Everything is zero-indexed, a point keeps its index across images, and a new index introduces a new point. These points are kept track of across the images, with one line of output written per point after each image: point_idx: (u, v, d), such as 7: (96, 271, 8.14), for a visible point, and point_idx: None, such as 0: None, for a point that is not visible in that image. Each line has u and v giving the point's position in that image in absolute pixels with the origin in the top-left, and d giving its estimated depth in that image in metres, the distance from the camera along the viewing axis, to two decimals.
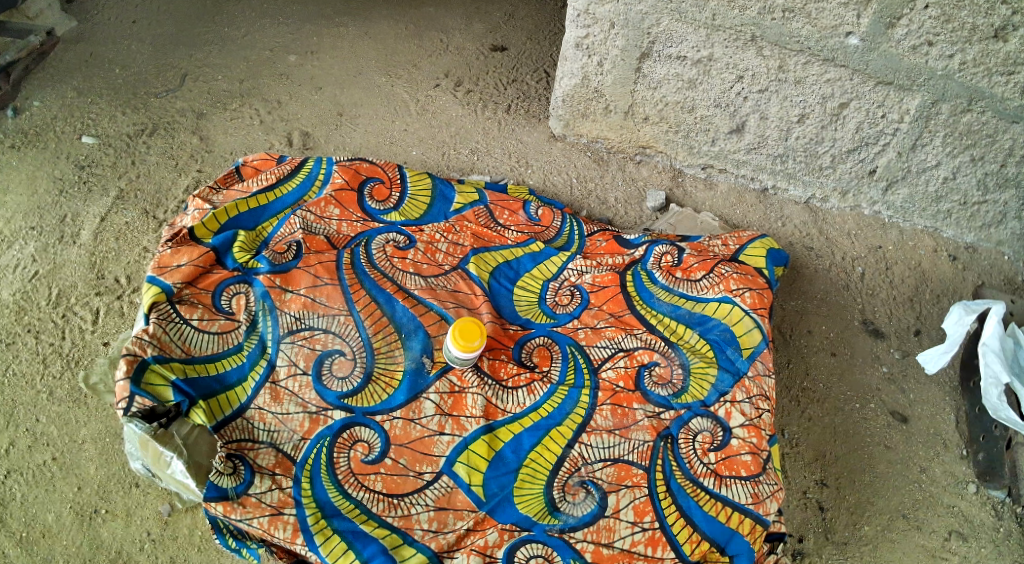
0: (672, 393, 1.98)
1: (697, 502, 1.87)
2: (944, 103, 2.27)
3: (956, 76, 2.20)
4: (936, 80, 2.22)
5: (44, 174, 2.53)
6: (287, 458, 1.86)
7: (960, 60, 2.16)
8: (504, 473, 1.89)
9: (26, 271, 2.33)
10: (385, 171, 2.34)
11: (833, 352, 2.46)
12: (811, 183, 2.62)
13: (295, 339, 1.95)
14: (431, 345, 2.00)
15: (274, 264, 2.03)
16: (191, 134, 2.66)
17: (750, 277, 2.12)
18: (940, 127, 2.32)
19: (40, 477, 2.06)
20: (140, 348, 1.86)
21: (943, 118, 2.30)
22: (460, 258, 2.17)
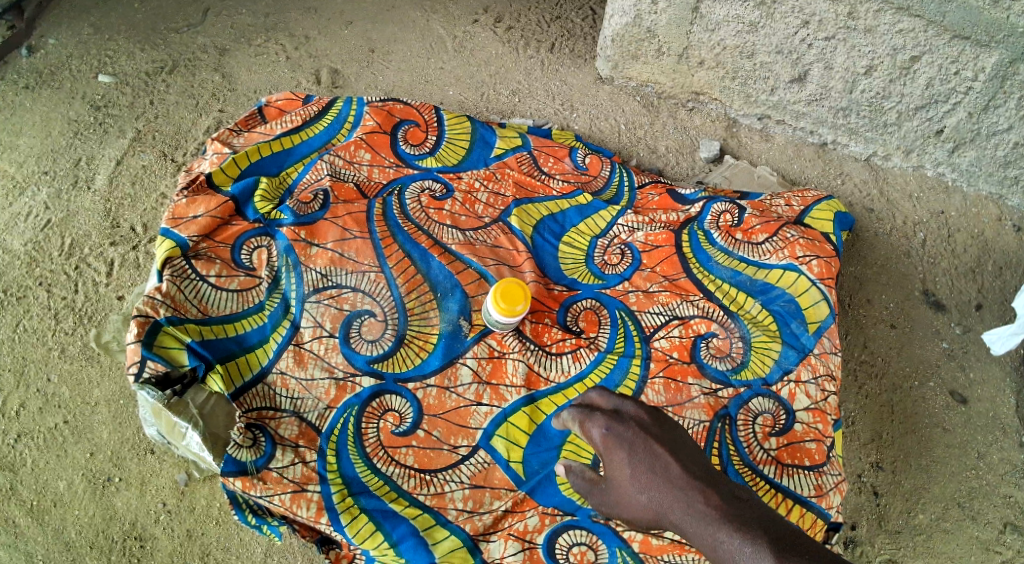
0: (731, 368, 1.81)
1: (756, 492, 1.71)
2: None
3: None
4: (1017, 37, 2.03)
5: (59, 115, 2.38)
6: (312, 429, 1.75)
7: None
8: (545, 449, 1.77)
9: (38, 219, 2.21)
10: (420, 113, 2.17)
11: (892, 324, 2.31)
12: (874, 140, 2.44)
13: (321, 298, 1.82)
14: (469, 306, 1.86)
15: (299, 215, 1.88)
16: (213, 71, 2.50)
17: (817, 243, 1.94)
18: (1017, 88, 2.13)
19: (50, 442, 1.96)
20: (153, 309, 1.73)
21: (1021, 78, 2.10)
22: (501, 210, 2.02)
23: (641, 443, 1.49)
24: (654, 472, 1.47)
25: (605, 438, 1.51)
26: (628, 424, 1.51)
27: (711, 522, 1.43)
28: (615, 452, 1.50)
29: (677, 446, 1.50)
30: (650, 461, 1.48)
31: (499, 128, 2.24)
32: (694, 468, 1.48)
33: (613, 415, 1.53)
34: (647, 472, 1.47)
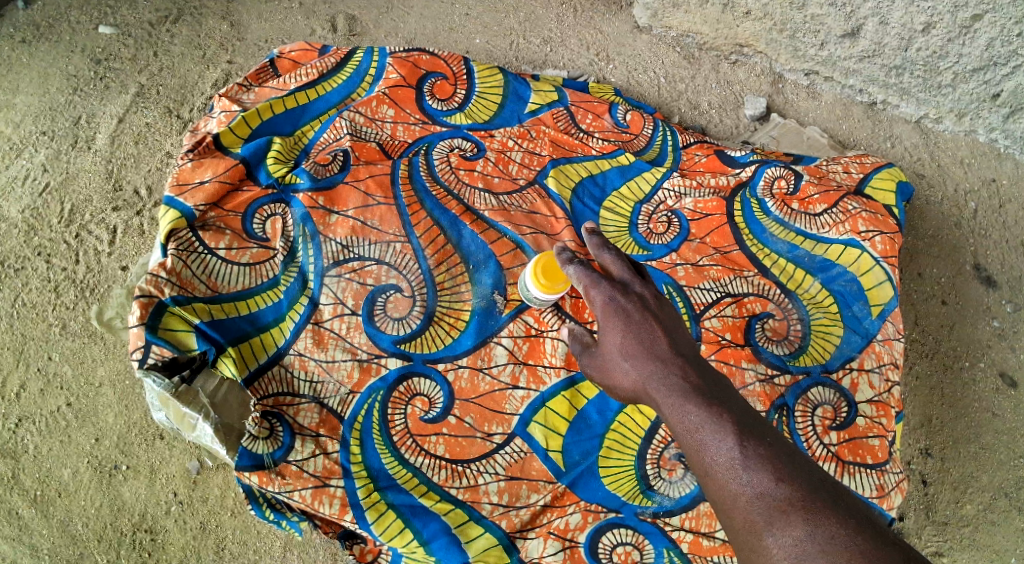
0: (788, 354, 1.68)
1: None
2: None
3: None
4: None
5: (57, 70, 2.20)
6: (333, 417, 1.62)
7: None
8: (587, 438, 1.66)
9: (36, 183, 2.06)
10: (448, 64, 2.01)
11: (942, 300, 2.17)
12: (926, 101, 2.27)
13: (341, 272, 1.69)
14: (503, 280, 1.73)
15: (316, 179, 1.74)
16: (221, 19, 2.31)
17: (881, 217, 1.79)
18: None
19: (53, 427, 1.86)
20: (157, 288, 1.60)
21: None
22: (537, 171, 1.88)
23: (637, 312, 1.41)
24: (643, 343, 1.39)
25: (604, 306, 1.43)
26: (632, 296, 1.43)
27: (682, 395, 1.33)
28: (610, 320, 1.42)
29: (674, 324, 1.41)
30: (641, 334, 1.39)
31: (532, 81, 2.09)
32: (683, 348, 1.39)
33: (618, 286, 1.44)
34: (636, 342, 1.39)
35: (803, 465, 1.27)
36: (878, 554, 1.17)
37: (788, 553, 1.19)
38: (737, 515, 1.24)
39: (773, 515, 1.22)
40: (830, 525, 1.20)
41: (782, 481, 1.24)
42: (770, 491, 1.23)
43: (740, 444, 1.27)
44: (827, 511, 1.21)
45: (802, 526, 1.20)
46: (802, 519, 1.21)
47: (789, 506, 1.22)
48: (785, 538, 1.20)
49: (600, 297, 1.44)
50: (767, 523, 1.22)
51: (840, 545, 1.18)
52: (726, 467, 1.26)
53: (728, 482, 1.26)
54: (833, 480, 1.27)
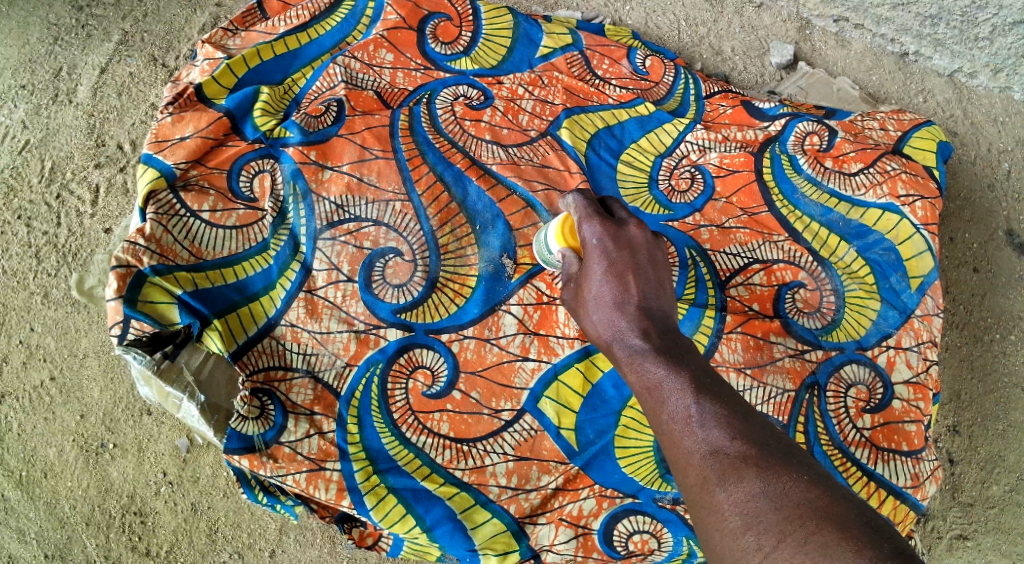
0: (821, 328, 1.57)
1: (847, 479, 1.51)
2: None
3: None
4: None
5: (37, 19, 2.04)
6: (329, 392, 1.52)
7: None
8: (602, 416, 1.55)
9: (15, 141, 1.94)
10: (453, 4, 1.86)
11: (974, 268, 2.06)
12: (961, 54, 2.12)
13: (336, 235, 1.58)
14: (512, 242, 1.62)
15: (307, 132, 1.62)
16: None
17: (921, 179, 1.67)
18: None
19: (36, 403, 1.77)
20: (135, 258, 1.47)
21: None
22: (550, 121, 1.75)
23: (623, 263, 1.32)
24: (616, 295, 1.31)
25: (592, 244, 1.34)
26: (621, 244, 1.34)
27: (643, 355, 1.25)
28: (591, 264, 1.34)
29: (655, 286, 1.33)
30: (617, 285, 1.31)
31: (545, 22, 1.93)
32: (654, 308, 1.30)
33: (612, 226, 1.35)
34: (610, 293, 1.31)
35: (762, 424, 1.18)
36: (832, 508, 1.08)
37: (740, 508, 1.10)
38: (690, 474, 1.15)
39: (726, 471, 1.13)
40: (784, 481, 1.11)
41: (738, 438, 1.15)
42: (725, 448, 1.14)
43: (697, 402, 1.18)
44: (781, 467, 1.12)
45: (754, 480, 1.11)
46: (755, 475, 1.12)
47: (742, 462, 1.13)
48: (738, 493, 1.11)
49: (591, 234, 1.35)
50: (720, 478, 1.13)
51: (792, 501, 1.09)
52: (681, 423, 1.18)
53: (682, 438, 1.17)
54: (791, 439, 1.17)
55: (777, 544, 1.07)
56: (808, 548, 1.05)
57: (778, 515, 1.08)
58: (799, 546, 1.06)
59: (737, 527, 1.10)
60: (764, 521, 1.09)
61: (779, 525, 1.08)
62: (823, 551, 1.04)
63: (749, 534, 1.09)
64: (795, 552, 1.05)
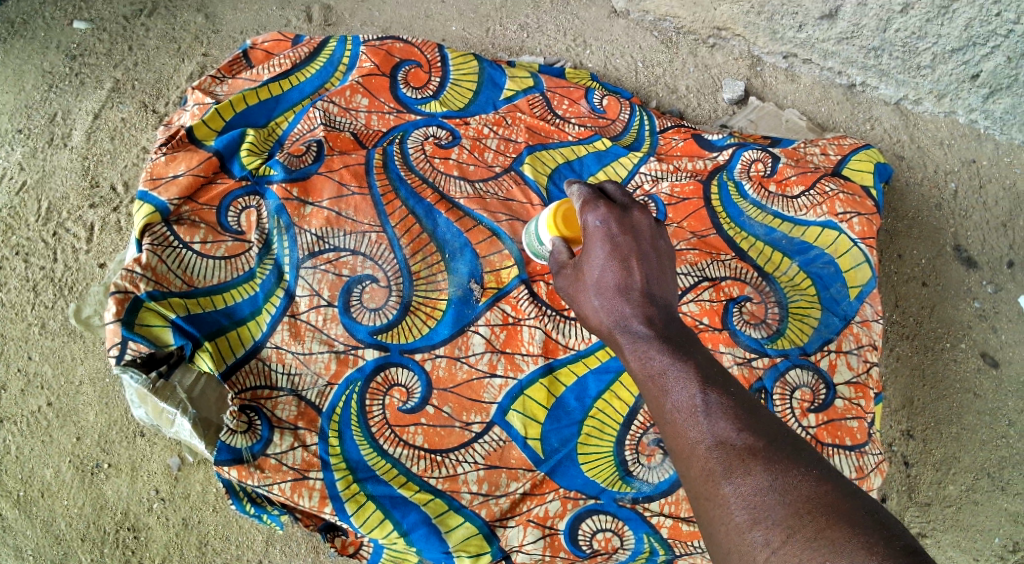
0: (766, 337, 1.68)
1: None
2: None
3: None
4: None
5: (32, 67, 2.18)
6: (311, 409, 1.62)
7: None
8: (565, 425, 1.66)
9: (13, 181, 2.05)
10: (422, 52, 2.01)
11: (923, 282, 2.18)
12: (905, 83, 2.26)
13: (317, 264, 1.69)
14: (480, 268, 1.74)
15: (290, 170, 1.73)
16: (196, 12, 2.27)
17: (858, 198, 1.80)
18: None
19: (34, 427, 1.86)
20: (132, 284, 1.58)
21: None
22: (513, 158, 1.88)
23: (626, 247, 1.40)
24: (619, 278, 1.38)
25: (595, 228, 1.42)
26: (625, 230, 1.42)
27: (646, 342, 1.33)
28: (594, 247, 1.42)
29: (657, 271, 1.40)
30: (621, 269, 1.39)
31: (508, 67, 2.08)
32: (655, 293, 1.38)
33: (616, 212, 1.43)
34: (613, 276, 1.39)
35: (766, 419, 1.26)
36: (842, 505, 1.15)
37: (745, 502, 1.18)
38: (696, 465, 1.22)
39: (732, 464, 1.20)
40: (794, 476, 1.18)
41: (744, 431, 1.23)
42: (731, 439, 1.22)
43: (703, 393, 1.26)
44: (788, 461, 1.20)
45: (761, 473, 1.19)
46: (763, 470, 1.19)
47: (750, 456, 1.20)
48: (744, 487, 1.18)
49: (595, 220, 1.43)
50: (726, 472, 1.20)
51: (801, 496, 1.16)
52: (686, 413, 1.25)
53: (687, 429, 1.24)
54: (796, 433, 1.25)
55: (786, 539, 1.14)
56: (818, 544, 1.12)
57: (786, 510, 1.16)
58: (809, 542, 1.13)
59: (744, 523, 1.17)
60: (771, 516, 1.16)
61: (787, 521, 1.15)
62: (834, 548, 1.11)
63: (756, 529, 1.16)
64: (805, 547, 1.12)
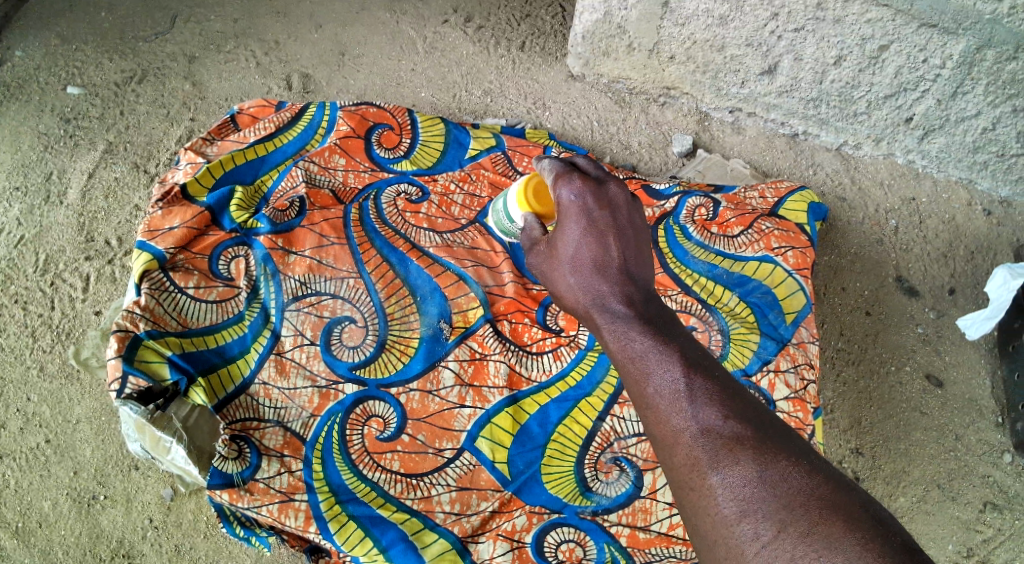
0: None
1: None
2: (989, 50, 2.05)
3: (1004, 21, 1.97)
4: (983, 25, 2.00)
5: (28, 129, 2.33)
6: (296, 438, 1.74)
7: (1011, 4, 1.93)
8: (530, 449, 1.79)
9: (12, 236, 2.19)
10: (394, 115, 2.16)
11: (867, 311, 2.33)
12: (844, 129, 2.44)
13: (300, 306, 1.82)
14: (449, 309, 1.88)
15: (275, 223, 1.88)
16: (183, 79, 2.44)
17: (792, 234, 1.97)
18: (983, 75, 2.12)
19: (33, 462, 1.97)
20: (132, 323, 1.72)
21: (988, 66, 2.09)
22: (477, 211, 2.04)
23: (602, 221, 1.53)
24: (596, 253, 1.51)
25: (571, 202, 1.54)
26: (601, 205, 1.54)
27: (626, 324, 1.45)
28: (571, 219, 1.53)
29: (630, 244, 1.53)
30: (598, 243, 1.52)
31: (472, 128, 2.24)
32: (630, 265, 1.51)
33: (591, 188, 1.55)
34: (590, 250, 1.51)
35: (750, 406, 1.37)
36: (836, 498, 1.26)
37: (734, 494, 1.29)
38: (681, 452, 1.34)
39: (721, 455, 1.31)
40: (786, 469, 1.29)
41: (730, 419, 1.34)
42: (717, 427, 1.33)
43: (686, 377, 1.37)
44: (780, 452, 1.31)
45: (750, 464, 1.30)
46: (752, 460, 1.30)
47: (738, 447, 1.32)
48: (733, 478, 1.30)
49: (572, 196, 1.54)
50: (714, 463, 1.31)
51: (792, 490, 1.27)
52: (670, 399, 1.36)
53: (671, 416, 1.36)
54: (786, 424, 1.36)
55: (778, 533, 1.24)
56: (812, 539, 1.22)
57: (778, 503, 1.26)
58: (801, 536, 1.23)
59: (733, 515, 1.28)
60: (761, 509, 1.27)
61: (780, 516, 1.25)
62: (828, 543, 1.21)
63: (747, 521, 1.27)
64: (797, 542, 1.23)
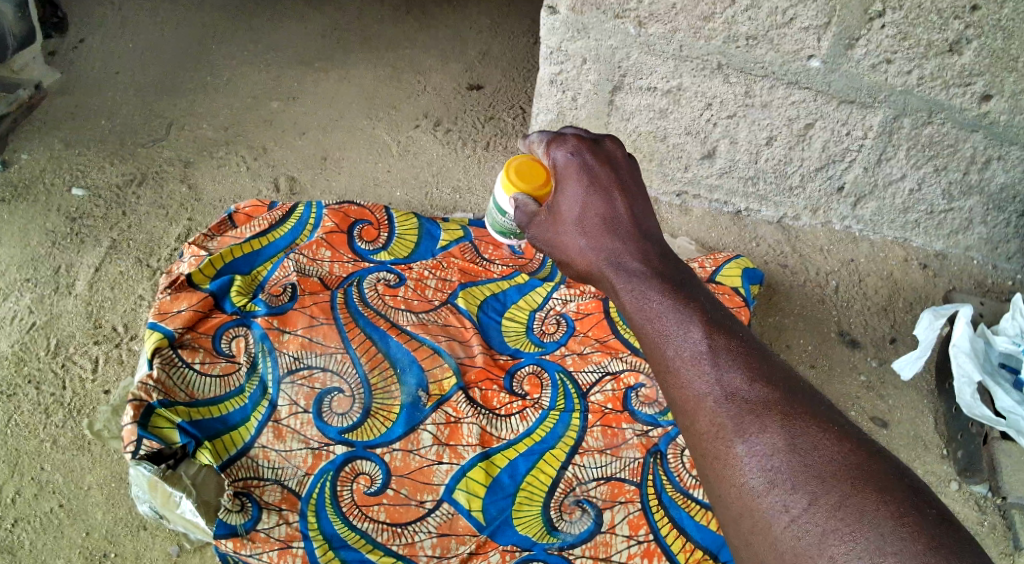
0: (659, 411, 2.09)
1: (692, 513, 1.98)
2: (905, 117, 2.32)
3: (915, 91, 2.25)
4: (896, 96, 2.27)
5: (36, 226, 2.55)
6: (293, 494, 1.92)
7: (918, 75, 2.21)
8: (502, 497, 1.96)
9: (23, 322, 2.38)
10: (373, 212, 2.38)
11: (812, 364, 2.52)
12: (782, 203, 2.69)
13: (294, 379, 2.02)
14: (426, 379, 2.07)
15: (271, 306, 2.10)
16: (180, 182, 2.67)
17: (728, 297, 2.21)
18: (903, 140, 2.38)
19: (47, 524, 2.12)
20: (146, 393, 1.91)
21: (906, 132, 2.36)
22: (449, 293, 2.24)
23: (602, 179, 1.71)
24: (604, 209, 1.68)
25: (570, 164, 1.73)
26: (598, 166, 1.72)
27: (644, 289, 1.58)
28: (572, 180, 1.71)
29: (631, 196, 1.71)
30: (603, 201, 1.68)
31: (443, 222, 2.43)
32: (637, 217, 1.68)
33: (587, 150, 1.74)
34: (597, 208, 1.68)
35: (778, 372, 1.50)
36: (868, 468, 1.36)
37: (763, 465, 1.39)
38: (704, 418, 1.46)
39: (749, 424, 1.43)
40: (818, 438, 1.40)
41: (757, 383, 1.46)
42: (744, 392, 1.46)
43: (707, 339, 1.51)
44: (809, 421, 1.42)
45: (778, 433, 1.41)
46: (779, 429, 1.41)
47: (767, 415, 1.43)
48: (761, 447, 1.40)
49: (570, 159, 1.73)
50: (738, 433, 1.43)
51: (824, 459, 1.37)
52: (691, 360, 1.49)
53: (694, 381, 1.48)
54: (819, 394, 1.48)
55: (810, 505, 1.34)
56: (844, 513, 1.32)
57: (807, 473, 1.37)
58: (834, 511, 1.33)
59: (761, 486, 1.38)
60: (790, 480, 1.37)
61: (813, 487, 1.35)
62: (862, 516, 1.31)
63: (775, 492, 1.37)
64: (829, 516, 1.32)
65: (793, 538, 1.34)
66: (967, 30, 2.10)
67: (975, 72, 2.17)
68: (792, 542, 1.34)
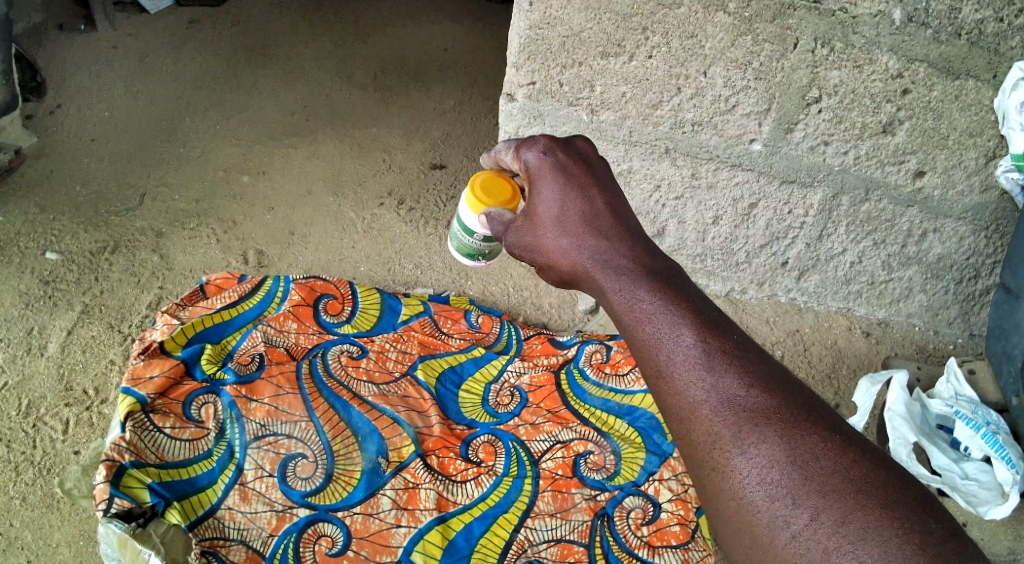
0: (606, 477, 2.22)
1: None
2: (843, 195, 2.51)
3: (852, 170, 2.44)
4: (834, 176, 2.46)
5: (10, 289, 2.63)
6: (257, 554, 2.00)
7: (855, 155, 2.40)
8: (457, 559, 2.06)
9: None
10: (337, 286, 2.49)
11: None
12: (728, 278, 2.85)
13: (260, 444, 2.12)
14: (386, 447, 2.18)
15: (239, 374, 2.20)
16: (152, 252, 2.77)
17: None
18: (842, 217, 2.56)
19: None
20: (118, 453, 1.99)
21: (845, 209, 2.54)
22: (409, 365, 2.37)
23: (578, 176, 1.73)
24: (583, 206, 1.70)
25: (545, 164, 1.75)
26: (574, 163, 1.75)
27: (633, 287, 1.59)
28: (548, 179, 1.74)
29: (607, 192, 1.73)
30: (581, 198, 1.71)
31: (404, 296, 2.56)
32: (616, 214, 1.70)
33: (560, 149, 1.77)
34: (575, 205, 1.70)
35: (778, 376, 1.52)
36: (870, 478, 1.42)
37: (763, 479, 1.44)
38: (699, 427, 1.49)
39: (745, 434, 1.46)
40: (819, 448, 1.45)
41: (753, 388, 1.49)
42: (741, 399, 1.48)
43: (700, 340, 1.52)
44: (810, 429, 1.46)
45: (777, 444, 1.45)
46: (778, 440, 1.45)
47: (764, 425, 1.47)
48: (759, 458, 1.45)
49: (544, 158, 1.76)
50: (735, 442, 1.46)
51: (826, 469, 1.43)
52: (683, 362, 1.51)
53: (688, 389, 1.50)
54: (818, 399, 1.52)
55: (812, 520, 1.40)
56: (847, 529, 1.38)
57: (809, 487, 1.42)
58: (835, 528, 1.39)
59: (763, 499, 1.44)
60: (789, 494, 1.43)
61: (815, 502, 1.41)
62: (863, 536, 1.37)
63: (777, 506, 1.42)
64: (832, 534, 1.39)
65: (794, 554, 1.40)
66: (898, 112, 2.30)
67: (908, 150, 2.37)
68: (794, 558, 1.40)
